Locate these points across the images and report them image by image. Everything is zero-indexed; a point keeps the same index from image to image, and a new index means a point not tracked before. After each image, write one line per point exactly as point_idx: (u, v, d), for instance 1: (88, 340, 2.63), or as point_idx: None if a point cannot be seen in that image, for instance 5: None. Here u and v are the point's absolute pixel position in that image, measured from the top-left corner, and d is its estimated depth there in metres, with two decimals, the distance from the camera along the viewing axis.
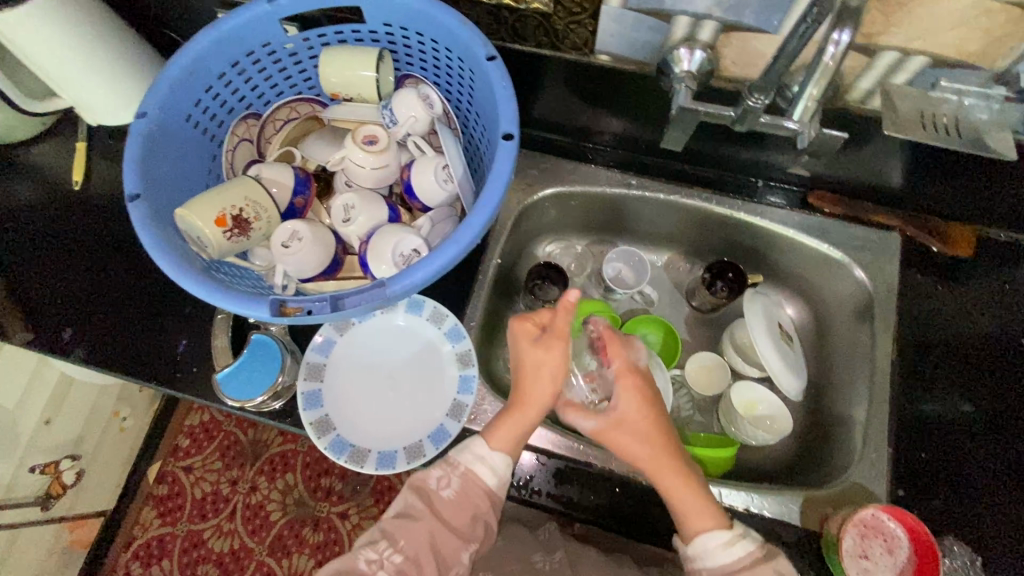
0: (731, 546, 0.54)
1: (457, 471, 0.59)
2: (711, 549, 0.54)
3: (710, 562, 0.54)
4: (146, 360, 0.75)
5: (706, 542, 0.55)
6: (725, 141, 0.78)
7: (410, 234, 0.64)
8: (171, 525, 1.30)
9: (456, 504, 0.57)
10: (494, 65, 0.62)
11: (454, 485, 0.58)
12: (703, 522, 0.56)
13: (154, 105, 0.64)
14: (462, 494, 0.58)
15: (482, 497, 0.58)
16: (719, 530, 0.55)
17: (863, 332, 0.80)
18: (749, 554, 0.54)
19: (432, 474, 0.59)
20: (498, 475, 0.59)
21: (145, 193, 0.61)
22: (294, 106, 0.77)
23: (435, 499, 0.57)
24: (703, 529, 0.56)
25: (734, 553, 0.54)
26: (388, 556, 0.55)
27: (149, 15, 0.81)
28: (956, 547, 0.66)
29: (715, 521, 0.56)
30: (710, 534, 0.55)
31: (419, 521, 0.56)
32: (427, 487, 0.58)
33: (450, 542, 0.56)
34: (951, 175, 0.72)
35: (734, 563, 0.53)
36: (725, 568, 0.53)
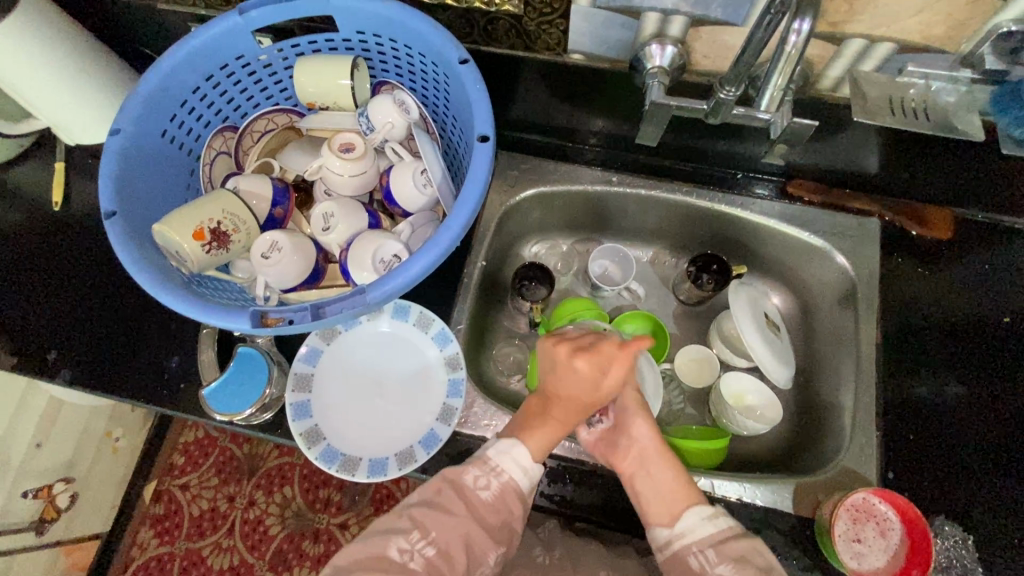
0: (714, 519, 0.56)
1: (492, 470, 0.58)
2: (697, 522, 0.55)
3: (696, 539, 0.55)
4: (133, 378, 0.74)
5: (692, 517, 0.56)
6: (702, 134, 0.79)
7: (390, 239, 0.64)
8: (169, 544, 1.28)
9: (492, 506, 0.56)
10: (466, 68, 0.63)
11: (493, 487, 0.57)
12: (683, 499, 0.58)
13: (128, 121, 0.64)
14: (499, 496, 0.57)
15: (515, 502, 0.58)
16: (702, 506, 0.57)
17: (848, 318, 0.80)
18: (731, 527, 0.55)
19: (471, 471, 0.58)
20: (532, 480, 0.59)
21: (122, 210, 0.61)
22: (271, 117, 0.76)
23: (471, 496, 0.56)
24: (686, 505, 0.57)
25: (717, 524, 0.55)
26: (421, 549, 0.53)
27: (122, 32, 0.81)
28: (947, 528, 0.67)
29: (695, 498, 0.58)
30: (696, 509, 0.56)
31: (455, 516, 0.55)
32: (463, 483, 0.57)
33: (483, 542, 0.55)
34: (925, 159, 0.73)
35: (720, 535, 0.54)
36: (707, 540, 0.54)
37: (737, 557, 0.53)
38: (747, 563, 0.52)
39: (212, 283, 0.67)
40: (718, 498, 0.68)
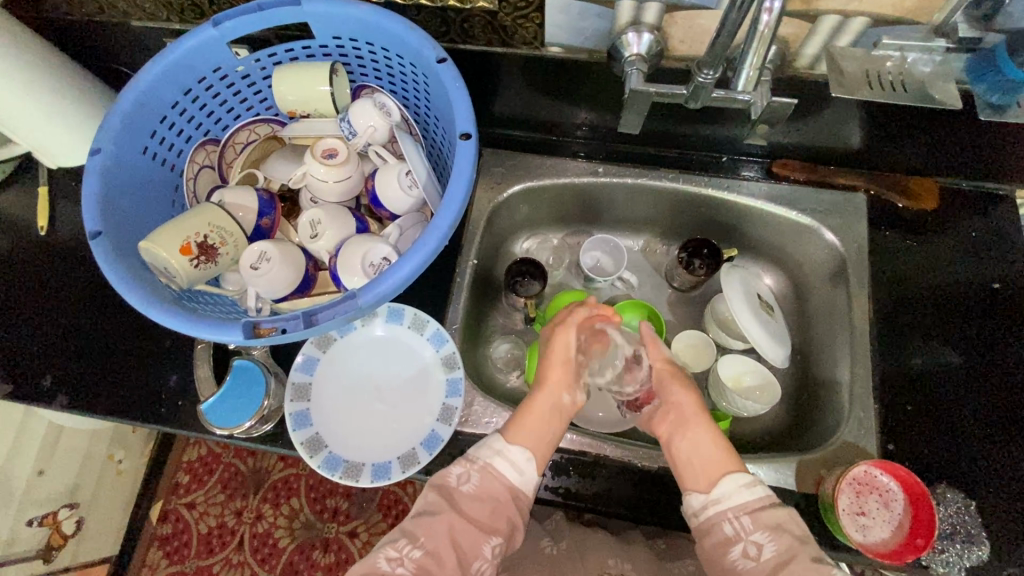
0: (751, 487, 0.54)
1: (477, 465, 0.58)
2: (733, 488, 0.54)
3: (731, 505, 0.54)
4: (129, 399, 0.74)
5: (731, 482, 0.55)
6: (684, 120, 0.79)
7: (379, 242, 0.64)
8: (179, 563, 1.28)
9: (475, 496, 0.56)
10: (445, 66, 0.63)
11: (475, 479, 0.57)
12: (722, 467, 0.57)
13: (108, 140, 0.64)
14: (482, 488, 0.56)
15: (501, 490, 0.57)
16: (740, 473, 0.56)
17: (839, 293, 0.81)
18: (767, 496, 0.54)
19: (453, 471, 0.58)
20: (519, 467, 0.58)
21: (107, 229, 0.60)
22: (253, 128, 0.76)
23: (455, 496, 0.56)
24: (726, 471, 0.56)
25: (755, 492, 0.54)
26: (409, 553, 0.53)
27: (96, 51, 0.80)
28: (949, 495, 0.67)
29: (736, 466, 0.57)
30: (734, 476, 0.55)
31: (437, 515, 0.54)
32: (447, 484, 0.57)
33: (472, 534, 0.54)
34: (908, 131, 0.73)
35: (754, 502, 0.53)
36: (744, 506, 0.53)
37: (774, 526, 0.51)
38: (783, 530, 0.51)
39: (203, 298, 0.67)
40: None
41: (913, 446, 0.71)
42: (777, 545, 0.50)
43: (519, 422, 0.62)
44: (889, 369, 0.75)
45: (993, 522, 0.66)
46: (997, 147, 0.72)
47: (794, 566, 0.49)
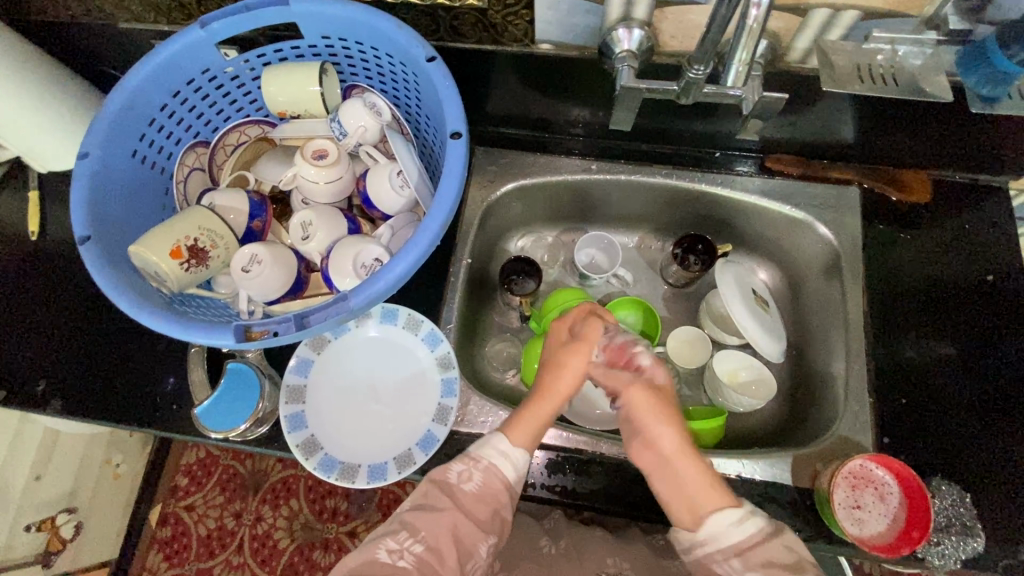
0: (742, 524, 0.52)
1: (479, 465, 0.57)
2: (720, 529, 0.53)
3: (721, 546, 0.52)
4: (124, 403, 0.74)
5: (718, 523, 0.53)
6: (676, 116, 0.79)
7: (371, 243, 0.64)
8: (179, 566, 1.28)
9: (478, 497, 0.56)
10: (434, 65, 0.62)
11: (478, 479, 0.57)
12: (711, 501, 0.55)
13: (96, 144, 0.63)
14: (484, 488, 0.56)
15: (502, 492, 0.57)
16: (729, 509, 0.53)
17: (833, 287, 0.81)
18: (759, 530, 0.52)
19: (454, 468, 0.58)
20: (519, 470, 0.58)
21: (96, 234, 0.60)
22: (243, 129, 0.75)
23: (456, 491, 0.56)
24: (714, 509, 0.54)
25: (746, 530, 0.52)
26: (410, 547, 0.53)
27: (83, 53, 0.79)
28: (945, 487, 0.67)
29: (725, 501, 0.54)
30: (722, 516, 0.53)
31: (443, 512, 0.54)
32: (447, 480, 0.57)
33: (471, 532, 0.55)
34: (901, 124, 0.73)
35: (745, 540, 0.52)
36: (736, 546, 0.52)
37: (765, 563, 0.50)
38: (773, 566, 0.50)
39: (195, 301, 0.67)
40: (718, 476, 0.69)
41: (908, 439, 0.71)
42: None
43: (519, 423, 0.61)
44: (884, 363, 0.75)
45: (987, 512, 0.66)
46: (989, 139, 0.72)
47: None
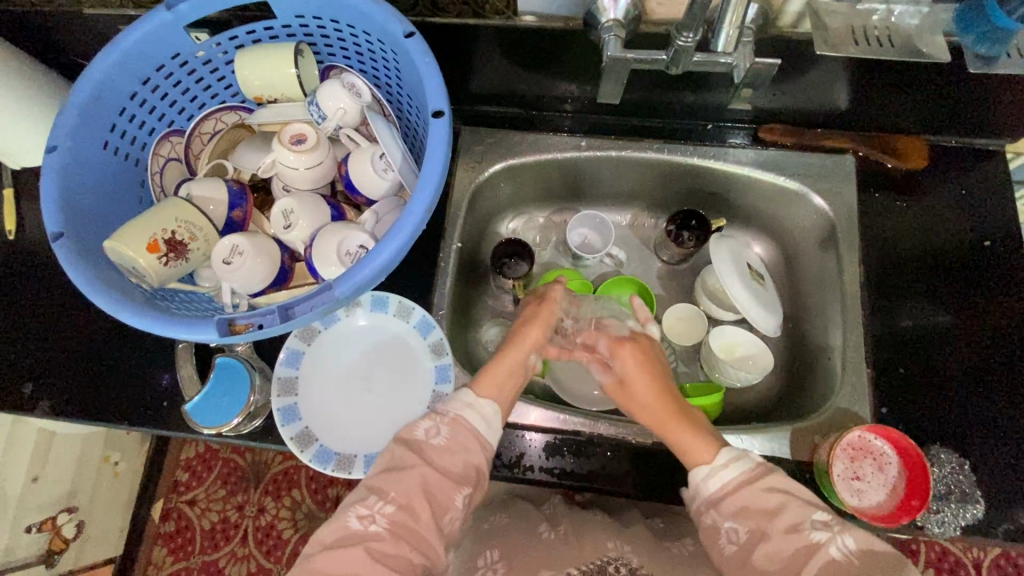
0: (718, 473, 0.53)
1: (446, 418, 0.57)
2: (704, 479, 0.54)
3: (706, 495, 0.53)
4: (114, 403, 0.72)
5: (701, 470, 0.54)
6: (667, 88, 0.76)
7: (355, 230, 0.62)
8: (183, 560, 1.28)
9: (448, 450, 0.55)
10: (413, 41, 0.60)
11: (445, 432, 0.56)
12: (693, 449, 0.56)
13: (64, 136, 0.61)
14: (452, 440, 0.56)
15: (472, 440, 0.57)
16: (709, 462, 0.55)
17: (829, 258, 0.80)
18: (739, 474, 0.52)
19: (421, 425, 0.57)
20: (486, 418, 0.58)
21: (69, 230, 0.58)
22: (219, 116, 0.73)
23: (426, 448, 0.55)
24: (698, 457, 0.56)
25: (722, 479, 0.53)
26: (380, 509, 0.52)
27: (48, 42, 0.76)
28: (943, 455, 0.67)
29: (709, 448, 0.56)
30: (705, 461, 0.55)
31: (411, 469, 0.53)
32: (416, 438, 0.56)
33: (445, 486, 0.54)
34: (896, 88, 0.71)
35: (728, 485, 0.52)
36: (721, 492, 0.52)
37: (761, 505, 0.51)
38: (750, 510, 0.50)
39: (178, 296, 0.65)
40: None
41: (907, 408, 0.70)
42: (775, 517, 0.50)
43: (486, 375, 0.62)
44: (882, 332, 0.74)
45: (985, 478, 0.66)
46: (987, 100, 0.71)
47: (768, 546, 0.48)
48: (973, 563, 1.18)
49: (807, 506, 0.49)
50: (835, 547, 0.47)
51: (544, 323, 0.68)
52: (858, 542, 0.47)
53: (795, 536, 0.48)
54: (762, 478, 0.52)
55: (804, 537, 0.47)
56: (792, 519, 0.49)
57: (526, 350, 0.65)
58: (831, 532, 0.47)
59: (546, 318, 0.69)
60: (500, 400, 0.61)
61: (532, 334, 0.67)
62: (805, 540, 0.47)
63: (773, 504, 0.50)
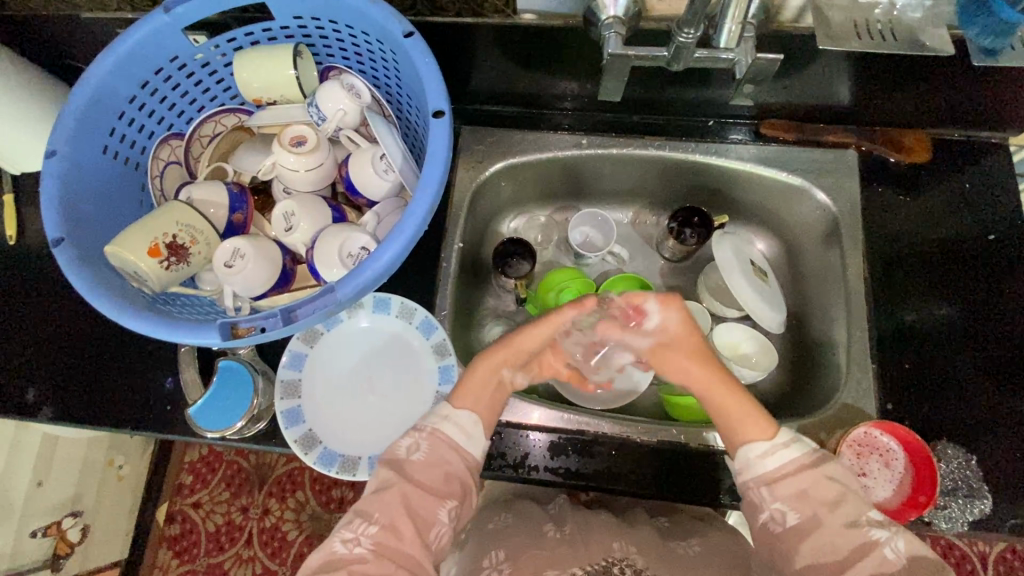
0: (773, 455, 0.54)
1: (423, 433, 0.58)
2: (755, 457, 0.55)
3: (754, 474, 0.54)
4: (118, 407, 0.72)
5: (751, 450, 0.55)
6: (668, 84, 0.76)
7: (356, 232, 0.62)
8: (189, 562, 1.28)
9: (426, 464, 0.56)
10: (412, 41, 0.59)
11: (424, 446, 0.57)
12: (747, 430, 0.57)
13: (63, 141, 0.60)
14: (431, 455, 0.57)
15: (452, 454, 0.57)
16: (762, 441, 0.55)
17: (833, 253, 0.79)
18: (795, 461, 0.53)
19: (402, 443, 0.58)
20: (464, 429, 0.58)
21: (70, 235, 0.58)
22: (218, 119, 0.72)
23: (405, 464, 0.56)
24: (750, 437, 0.56)
25: (779, 460, 0.54)
26: (364, 531, 0.53)
27: (45, 46, 0.76)
28: (949, 451, 0.67)
29: (760, 433, 0.56)
30: (755, 444, 0.55)
31: (391, 487, 0.54)
32: (398, 457, 0.57)
33: (427, 501, 0.54)
34: (899, 81, 0.70)
35: (780, 470, 0.53)
36: (771, 474, 0.54)
37: None
38: (806, 498, 0.51)
39: (179, 300, 0.65)
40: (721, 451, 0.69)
41: (912, 403, 0.70)
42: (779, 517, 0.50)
43: (465, 387, 0.62)
44: (887, 328, 0.73)
45: (992, 473, 0.66)
46: (992, 93, 0.70)
47: (817, 535, 0.50)
48: (979, 557, 1.18)
49: (864, 504, 0.51)
50: (890, 547, 0.48)
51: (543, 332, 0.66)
52: (910, 544, 0.49)
53: (854, 531, 0.49)
54: (823, 466, 0.53)
55: (863, 535, 0.49)
56: (851, 514, 0.50)
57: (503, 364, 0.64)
58: (887, 531, 0.49)
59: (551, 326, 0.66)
60: (481, 410, 0.61)
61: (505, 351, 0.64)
62: (863, 536, 0.49)
63: (796, 512, 0.51)
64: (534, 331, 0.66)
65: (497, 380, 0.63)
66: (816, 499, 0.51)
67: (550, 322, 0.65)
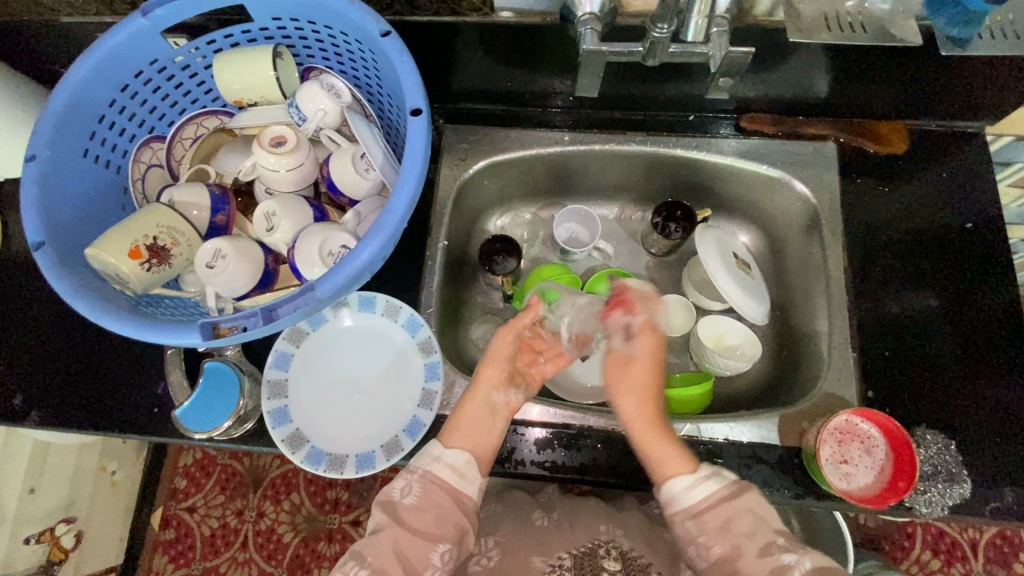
0: (694, 489, 0.57)
1: (416, 475, 0.60)
2: (678, 493, 0.57)
3: (677, 508, 0.57)
4: (106, 411, 0.72)
5: (673, 488, 0.58)
6: (647, 79, 0.76)
7: (337, 231, 0.62)
8: (185, 567, 1.29)
9: (418, 508, 0.58)
10: (389, 40, 0.60)
11: (416, 490, 0.59)
12: (673, 467, 0.59)
13: (42, 145, 0.61)
14: (424, 497, 0.58)
15: (444, 496, 0.58)
16: (685, 475, 0.58)
17: (814, 245, 0.80)
18: (714, 493, 0.56)
19: (396, 485, 0.59)
20: (458, 471, 0.60)
21: (51, 239, 0.58)
22: (200, 121, 0.73)
23: (398, 508, 0.58)
24: (670, 474, 0.59)
25: (699, 495, 0.56)
26: (355, 575, 0.54)
27: (25, 52, 0.76)
28: (929, 436, 0.67)
29: (685, 468, 0.59)
30: (677, 479, 0.58)
31: (383, 530, 0.57)
32: (392, 500, 0.58)
33: (417, 544, 0.56)
34: (874, 73, 0.71)
35: (700, 503, 0.56)
36: (692, 508, 0.56)
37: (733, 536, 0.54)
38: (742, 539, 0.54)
39: (164, 303, 0.65)
40: (706, 442, 0.69)
41: (894, 392, 0.70)
42: (723, 544, 0.54)
43: (454, 424, 0.63)
44: (868, 318, 0.74)
45: (970, 458, 0.66)
46: (964, 84, 0.71)
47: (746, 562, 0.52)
48: (969, 544, 1.19)
49: (774, 531, 0.54)
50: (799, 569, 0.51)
51: (501, 351, 0.66)
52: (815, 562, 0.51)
53: (768, 559, 0.52)
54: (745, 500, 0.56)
55: (775, 561, 0.52)
56: (762, 544, 0.53)
57: (485, 394, 0.65)
58: (795, 555, 0.52)
59: (505, 342, 0.66)
60: (473, 447, 0.62)
61: (491, 370, 0.66)
62: (774, 562, 0.52)
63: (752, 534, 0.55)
64: (503, 338, 0.67)
65: (488, 407, 0.64)
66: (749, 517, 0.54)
67: (501, 339, 0.67)
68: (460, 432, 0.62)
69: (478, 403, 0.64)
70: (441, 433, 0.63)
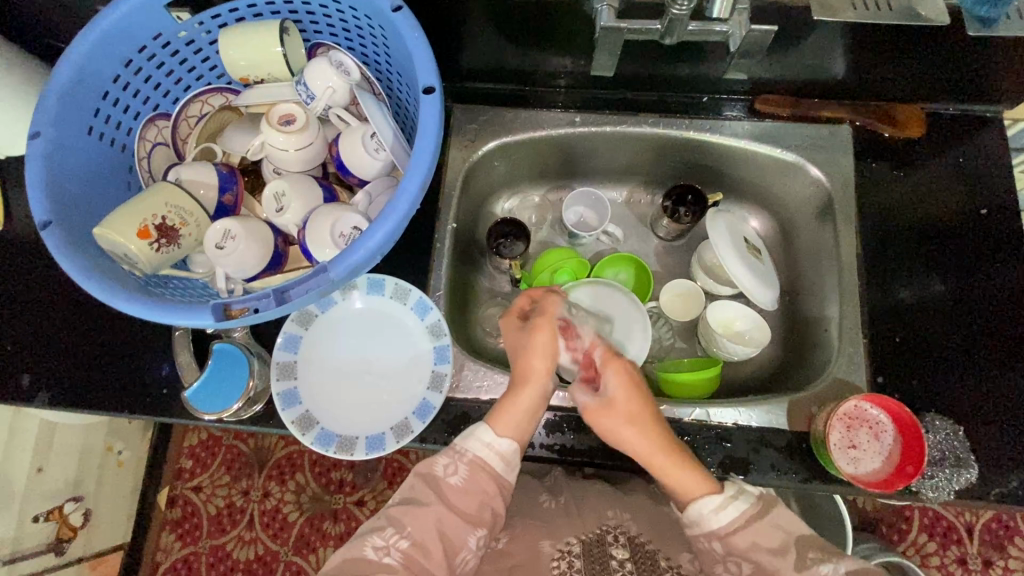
0: (722, 509, 0.56)
1: (465, 458, 0.59)
2: (704, 515, 0.57)
3: (705, 530, 0.57)
4: (114, 392, 0.72)
5: (698, 511, 0.57)
6: (663, 60, 0.74)
7: (349, 211, 0.62)
8: (192, 544, 1.30)
9: (464, 490, 0.58)
10: (401, 15, 0.58)
11: (463, 472, 0.59)
12: (693, 489, 0.58)
13: (47, 122, 0.59)
14: (471, 482, 0.59)
15: (489, 483, 0.59)
16: (709, 497, 0.57)
17: (827, 230, 0.80)
18: (741, 514, 0.56)
19: (440, 462, 0.60)
20: (506, 460, 0.60)
21: (58, 218, 0.57)
22: (205, 99, 0.71)
23: (443, 485, 0.59)
24: (694, 497, 0.58)
25: (727, 515, 0.56)
26: (396, 543, 0.56)
27: (26, 25, 0.74)
28: (937, 422, 0.68)
29: (706, 488, 0.58)
30: (702, 503, 0.57)
31: (429, 506, 0.57)
32: (434, 475, 0.59)
33: (458, 526, 0.58)
34: (895, 55, 0.69)
35: (728, 525, 0.56)
36: (722, 529, 0.56)
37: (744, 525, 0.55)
38: (759, 533, 0.54)
39: (173, 284, 0.64)
40: (715, 426, 0.69)
41: (902, 378, 0.71)
42: (755, 559, 0.54)
43: (506, 412, 0.61)
44: (879, 303, 0.74)
45: (979, 445, 0.67)
46: (985, 67, 0.70)
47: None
48: (964, 527, 1.21)
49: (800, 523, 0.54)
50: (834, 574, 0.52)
51: (545, 343, 0.65)
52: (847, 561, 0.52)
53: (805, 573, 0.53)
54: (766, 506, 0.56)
55: (814, 573, 0.52)
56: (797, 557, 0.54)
57: (541, 379, 0.64)
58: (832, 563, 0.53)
59: (547, 337, 0.65)
60: (522, 437, 0.62)
61: (538, 365, 0.64)
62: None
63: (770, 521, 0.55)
64: (546, 330, 0.65)
65: (542, 394, 0.64)
66: (788, 522, 0.55)
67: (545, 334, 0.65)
68: (513, 419, 0.61)
69: (529, 392, 0.63)
70: (490, 420, 0.61)
